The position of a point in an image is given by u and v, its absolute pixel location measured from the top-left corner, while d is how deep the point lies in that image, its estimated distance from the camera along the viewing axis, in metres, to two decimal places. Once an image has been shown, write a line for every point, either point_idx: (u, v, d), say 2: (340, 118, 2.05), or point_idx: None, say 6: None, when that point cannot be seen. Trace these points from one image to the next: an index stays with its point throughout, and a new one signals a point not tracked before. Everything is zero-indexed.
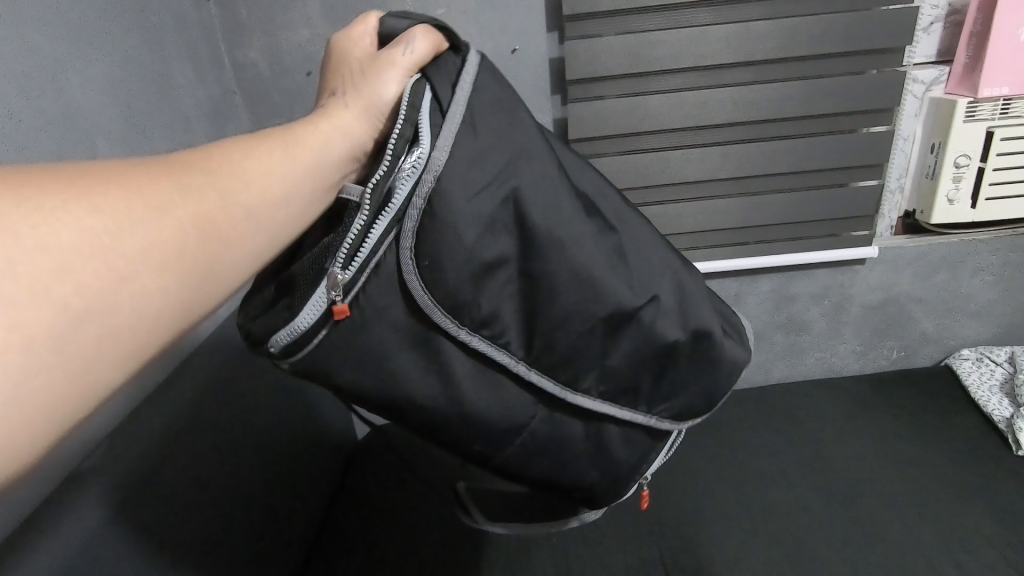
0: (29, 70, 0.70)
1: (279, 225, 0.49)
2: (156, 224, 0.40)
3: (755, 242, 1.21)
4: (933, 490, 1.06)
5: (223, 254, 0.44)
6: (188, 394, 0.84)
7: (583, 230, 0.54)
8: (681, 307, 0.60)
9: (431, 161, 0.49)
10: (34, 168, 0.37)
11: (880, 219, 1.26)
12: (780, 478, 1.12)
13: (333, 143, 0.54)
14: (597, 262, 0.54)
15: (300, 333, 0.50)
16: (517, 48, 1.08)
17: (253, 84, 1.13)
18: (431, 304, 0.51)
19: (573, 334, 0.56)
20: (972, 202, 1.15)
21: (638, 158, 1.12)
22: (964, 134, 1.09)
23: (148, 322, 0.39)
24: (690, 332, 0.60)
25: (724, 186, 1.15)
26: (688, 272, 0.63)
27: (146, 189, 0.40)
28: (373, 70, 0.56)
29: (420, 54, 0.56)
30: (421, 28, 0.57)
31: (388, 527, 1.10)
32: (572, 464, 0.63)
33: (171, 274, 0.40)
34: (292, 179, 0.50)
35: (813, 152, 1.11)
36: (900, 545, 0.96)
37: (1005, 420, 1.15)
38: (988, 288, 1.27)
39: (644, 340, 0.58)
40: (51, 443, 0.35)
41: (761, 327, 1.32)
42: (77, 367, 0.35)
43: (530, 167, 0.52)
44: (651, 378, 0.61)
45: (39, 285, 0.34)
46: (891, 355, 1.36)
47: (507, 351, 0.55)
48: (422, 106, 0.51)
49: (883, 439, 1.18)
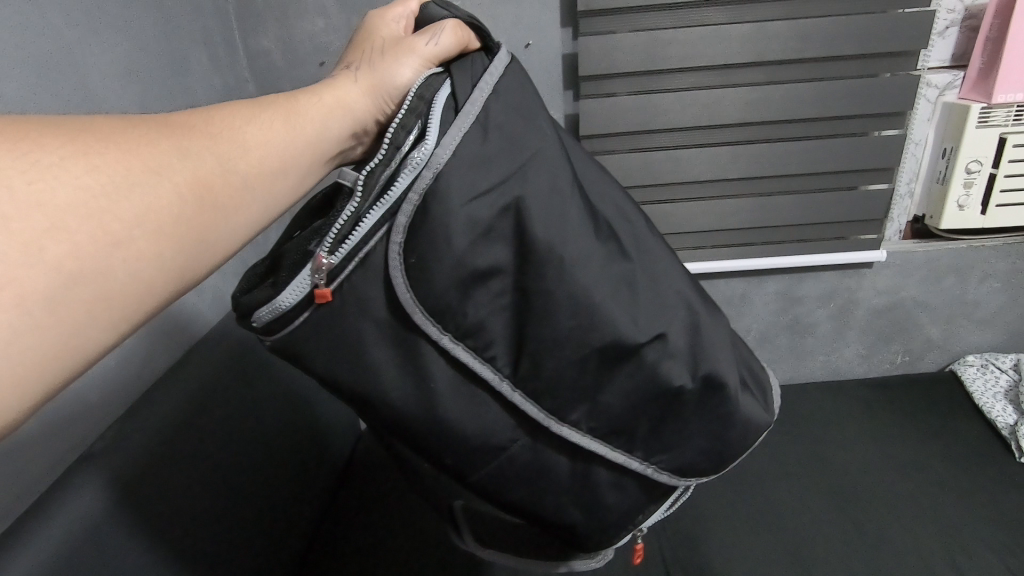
0: (46, 55, 0.71)
1: (277, 195, 0.50)
2: (152, 189, 0.41)
3: (764, 243, 1.21)
4: (934, 495, 1.06)
5: (218, 223, 0.45)
6: (193, 387, 0.85)
7: (587, 251, 0.53)
8: (692, 352, 0.58)
9: (432, 158, 0.50)
10: (39, 123, 0.39)
11: (889, 223, 1.26)
12: (781, 479, 1.13)
13: (335, 117, 0.55)
14: (599, 290, 0.53)
15: (281, 312, 0.52)
16: (531, 42, 1.09)
17: (267, 73, 1.13)
18: (413, 304, 0.51)
19: (564, 360, 0.54)
20: (982, 207, 1.15)
21: (649, 156, 1.12)
22: (976, 140, 1.09)
23: (139, 288, 0.40)
24: (699, 380, 0.58)
25: (735, 185, 1.15)
26: (708, 316, 0.62)
27: (144, 153, 0.42)
28: (393, 54, 0.58)
29: (443, 48, 0.57)
30: (451, 23, 0.57)
31: (385, 535, 1.08)
32: (550, 500, 0.61)
33: (166, 240, 0.41)
34: (291, 150, 0.51)
35: (824, 154, 1.11)
36: (899, 548, 0.97)
37: (1008, 427, 1.15)
38: (995, 294, 1.27)
39: (645, 379, 0.56)
40: (43, 397, 0.37)
41: (766, 328, 1.32)
42: (69, 326, 0.37)
43: (537, 177, 0.52)
44: (649, 422, 0.59)
45: (34, 242, 0.35)
46: (895, 359, 1.36)
47: (494, 368, 0.55)
48: (432, 99, 0.53)
49: (885, 443, 1.18)
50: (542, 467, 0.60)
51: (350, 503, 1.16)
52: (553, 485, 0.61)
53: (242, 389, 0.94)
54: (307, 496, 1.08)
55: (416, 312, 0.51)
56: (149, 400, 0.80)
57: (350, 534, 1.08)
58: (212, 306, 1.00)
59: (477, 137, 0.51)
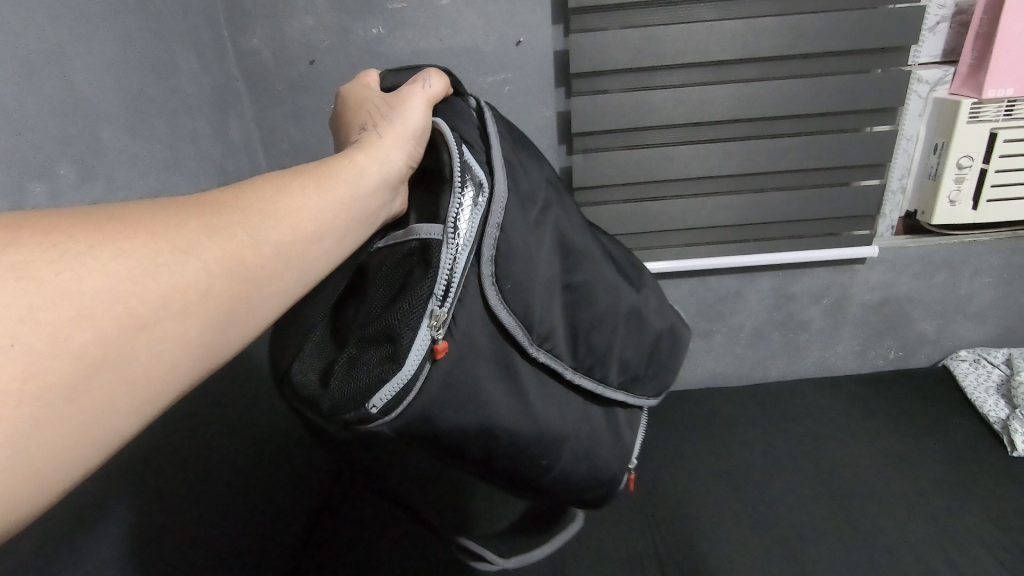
0: (32, 53, 0.69)
1: (314, 260, 0.47)
2: (181, 267, 0.38)
3: (755, 239, 1.21)
4: (928, 490, 1.06)
5: (252, 296, 0.42)
6: (179, 415, 0.81)
7: (583, 239, 0.63)
8: (658, 299, 0.70)
9: (496, 193, 0.55)
10: (65, 214, 0.36)
11: (881, 219, 1.27)
12: (776, 476, 1.12)
13: (368, 171, 0.53)
14: (600, 267, 0.63)
15: (404, 384, 0.49)
16: (523, 40, 1.08)
17: (256, 72, 1.12)
18: (512, 320, 0.55)
19: (605, 333, 0.62)
20: (974, 203, 1.15)
21: (642, 153, 1.12)
22: (968, 135, 1.09)
23: (163, 372, 0.36)
24: (670, 323, 0.69)
25: (726, 182, 1.15)
26: (650, 277, 0.74)
27: (172, 232, 0.39)
28: (397, 105, 0.58)
29: (436, 90, 0.61)
30: (431, 73, 0.62)
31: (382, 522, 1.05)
32: (600, 461, 0.64)
33: (193, 318, 0.38)
34: (326, 213, 0.48)
35: (817, 151, 1.11)
36: (895, 543, 0.97)
37: (1002, 421, 1.15)
38: (987, 289, 1.27)
39: (642, 333, 0.66)
40: (57, 496, 0.33)
41: (760, 325, 1.32)
42: (88, 418, 0.33)
43: (541, 194, 0.61)
44: (644, 364, 0.67)
45: (57, 332, 0.32)
46: (888, 354, 1.36)
47: (561, 359, 0.59)
48: (462, 145, 0.58)
49: (879, 439, 1.18)
50: (590, 438, 0.62)
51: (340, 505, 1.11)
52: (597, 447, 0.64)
53: (229, 406, 0.92)
54: (291, 493, 1.06)
55: (513, 328, 0.55)
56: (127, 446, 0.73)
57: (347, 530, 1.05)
58: None
59: None
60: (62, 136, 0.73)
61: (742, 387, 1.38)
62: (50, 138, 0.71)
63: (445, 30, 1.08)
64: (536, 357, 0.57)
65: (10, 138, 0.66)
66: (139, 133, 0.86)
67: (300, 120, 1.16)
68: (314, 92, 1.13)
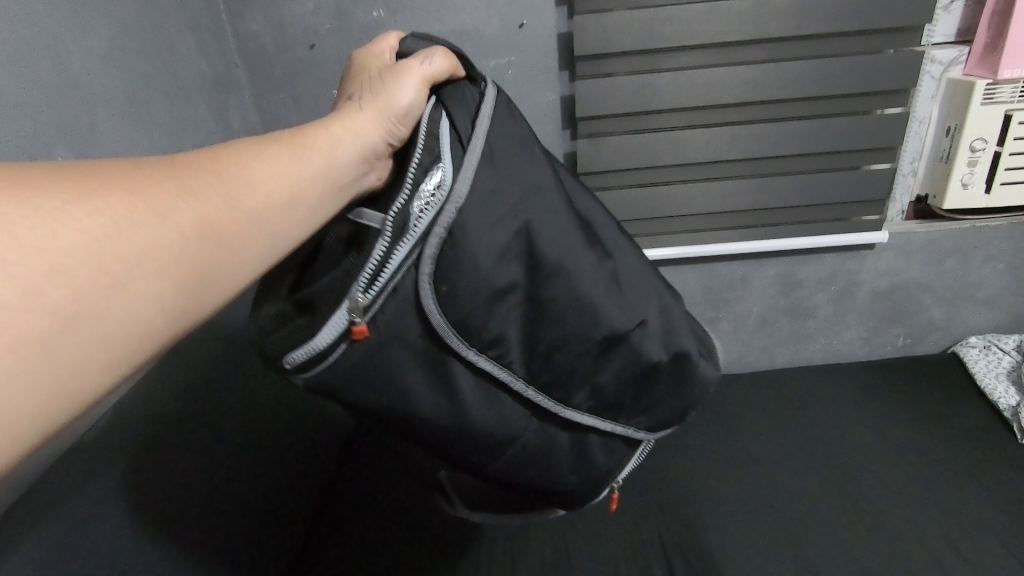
0: (27, 38, 0.68)
1: (286, 230, 0.47)
2: (154, 229, 0.39)
3: (762, 225, 1.19)
4: (935, 477, 1.06)
5: (224, 260, 0.43)
6: (167, 423, 0.79)
7: (573, 248, 0.54)
8: (662, 324, 0.61)
9: (453, 192, 0.49)
10: (42, 169, 0.37)
11: (891, 204, 1.24)
12: (781, 463, 1.12)
13: (345, 142, 0.52)
14: (592, 284, 0.56)
15: (316, 352, 0.50)
16: (526, 22, 1.06)
17: (256, 57, 1.11)
18: (444, 325, 0.52)
19: (573, 355, 0.57)
20: (987, 186, 1.13)
21: (647, 138, 1.10)
22: (981, 117, 1.07)
23: (139, 330, 0.38)
24: (671, 355, 0.61)
25: (733, 167, 1.13)
26: (667, 292, 0.65)
27: (147, 193, 0.40)
28: (391, 77, 0.56)
29: (438, 69, 0.56)
30: (440, 49, 0.57)
31: (388, 519, 1.04)
32: (553, 473, 0.62)
33: (167, 280, 0.39)
34: (301, 183, 0.48)
35: (824, 134, 1.09)
36: (902, 531, 0.96)
37: (1011, 408, 1.14)
38: (998, 275, 1.26)
39: (630, 362, 0.59)
40: (39, 445, 0.35)
41: (766, 311, 1.31)
42: (66, 372, 0.34)
43: (539, 200, 0.53)
44: (631, 393, 0.62)
45: (33, 287, 0.33)
46: (896, 341, 1.34)
47: (510, 371, 0.56)
48: (440, 134, 0.52)
49: (886, 426, 1.17)
50: (547, 449, 0.61)
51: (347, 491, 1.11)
52: (555, 455, 0.62)
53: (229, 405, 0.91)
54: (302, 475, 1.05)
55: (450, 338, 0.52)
56: (105, 450, 0.70)
57: (346, 523, 1.04)
58: None
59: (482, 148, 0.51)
60: (58, 122, 0.72)
61: (747, 374, 1.37)
62: (47, 124, 0.70)
63: (446, 12, 1.06)
64: (482, 366, 0.54)
65: (6, 125, 0.65)
66: (139, 119, 0.85)
67: (300, 106, 1.15)
68: (314, 77, 1.12)
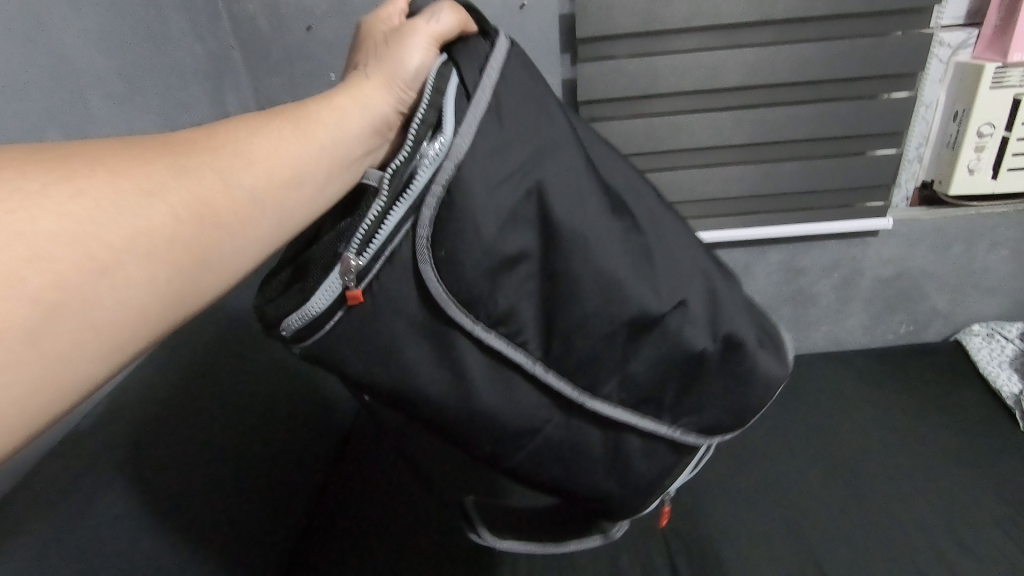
0: (17, 17, 0.67)
1: (290, 209, 0.46)
2: (143, 211, 0.38)
3: (765, 211, 1.18)
4: (936, 464, 1.05)
5: (223, 242, 0.42)
6: (156, 421, 0.76)
7: (600, 224, 0.52)
8: (710, 312, 0.57)
9: (452, 148, 0.48)
10: (29, 151, 0.37)
11: (896, 190, 1.22)
12: (781, 451, 1.11)
13: (351, 115, 0.51)
14: (621, 263, 0.53)
15: (311, 317, 0.51)
16: (527, 3, 1.04)
17: (252, 39, 1.09)
18: (445, 293, 0.50)
19: (594, 339, 0.54)
20: (994, 172, 1.11)
21: (650, 122, 1.08)
22: (990, 101, 1.05)
23: (131, 318, 0.37)
24: (720, 341, 0.57)
25: (737, 152, 1.11)
26: (721, 279, 0.60)
27: (137, 173, 0.39)
28: (396, 42, 0.54)
29: (446, 26, 0.54)
30: (448, 4, 0.55)
31: (389, 518, 1.02)
32: (584, 472, 0.60)
33: (160, 265, 0.38)
34: (303, 159, 0.47)
35: (830, 119, 1.07)
36: (902, 519, 0.97)
37: (1014, 396, 1.14)
38: (1004, 263, 1.24)
39: (669, 347, 0.55)
40: (34, 436, 0.35)
41: (769, 299, 1.30)
42: (56, 361, 0.34)
43: (557, 161, 0.51)
44: (674, 386, 0.58)
45: (12, 274, 0.32)
46: (899, 329, 1.34)
47: (526, 351, 0.54)
48: (447, 89, 0.50)
49: (887, 413, 1.17)
50: (577, 445, 0.58)
51: (345, 486, 1.09)
52: (589, 453, 0.59)
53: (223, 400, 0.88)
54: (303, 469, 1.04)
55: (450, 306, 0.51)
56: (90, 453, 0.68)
57: (346, 519, 1.02)
58: None
59: (484, 128, 0.49)
60: (50, 104, 0.70)
61: None
62: (38, 105, 0.69)
63: None
64: (490, 342, 0.53)
65: None
66: (133, 101, 0.84)
67: (298, 90, 1.13)
68: (312, 61, 1.10)
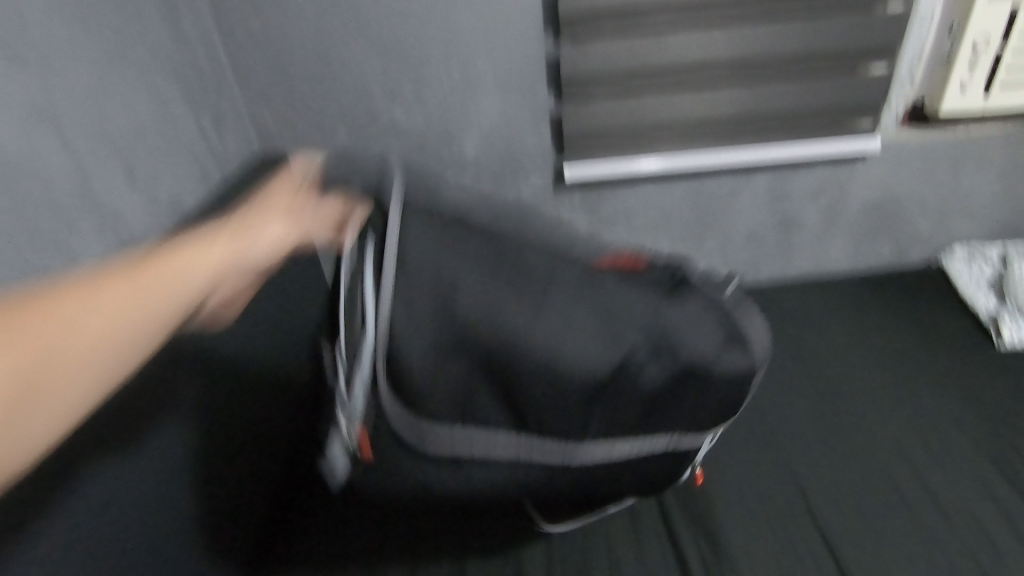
0: None
1: (170, 322, 0.53)
2: (39, 333, 0.45)
3: (752, 134, 1.13)
4: (910, 384, 1.08)
5: (105, 358, 0.48)
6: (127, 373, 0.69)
7: (552, 327, 0.69)
8: (674, 383, 0.71)
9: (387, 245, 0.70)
10: None
11: (886, 111, 1.16)
12: (762, 373, 1.12)
13: (248, 255, 0.60)
14: (561, 329, 0.69)
15: (342, 471, 0.77)
16: None
17: None
18: (434, 431, 0.73)
19: (549, 406, 0.71)
20: (984, 90, 1.10)
21: (638, 39, 1.02)
22: (988, 13, 1.03)
23: (14, 439, 0.43)
24: (680, 367, 0.70)
25: (724, 74, 1.07)
26: (666, 301, 0.72)
27: (44, 303, 0.46)
28: (284, 207, 0.67)
29: (337, 210, 0.72)
30: (336, 199, 0.72)
31: (353, 519, 0.93)
32: (614, 479, 0.77)
33: (44, 385, 0.44)
34: (194, 287, 0.54)
35: (824, 34, 1.03)
36: (872, 436, 1.01)
37: (990, 313, 1.17)
38: (989, 185, 1.24)
39: (625, 395, 0.71)
40: None
41: (755, 226, 1.27)
42: None
43: (473, 242, 0.72)
44: (640, 412, 0.73)
45: None
46: (883, 255, 1.34)
47: (514, 449, 0.74)
48: (367, 255, 0.72)
49: (866, 335, 1.18)
50: (591, 476, 0.76)
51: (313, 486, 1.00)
52: (615, 474, 0.76)
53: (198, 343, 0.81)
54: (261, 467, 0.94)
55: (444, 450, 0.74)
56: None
57: (310, 519, 0.95)
58: (172, 216, 0.88)
59: None
60: None
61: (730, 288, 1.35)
62: None
63: None
64: (494, 438, 0.73)
65: None
66: None
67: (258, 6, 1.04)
68: None
